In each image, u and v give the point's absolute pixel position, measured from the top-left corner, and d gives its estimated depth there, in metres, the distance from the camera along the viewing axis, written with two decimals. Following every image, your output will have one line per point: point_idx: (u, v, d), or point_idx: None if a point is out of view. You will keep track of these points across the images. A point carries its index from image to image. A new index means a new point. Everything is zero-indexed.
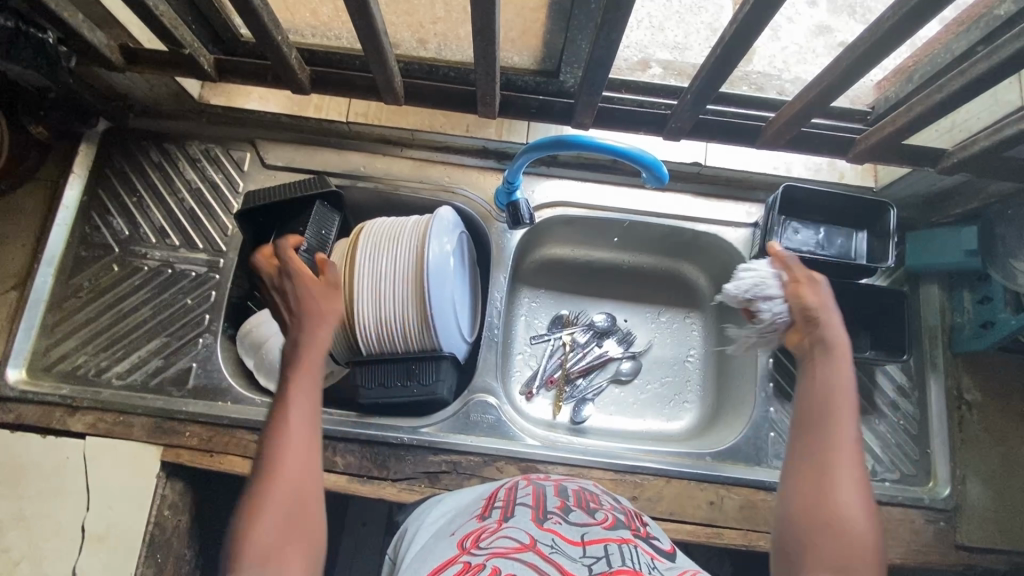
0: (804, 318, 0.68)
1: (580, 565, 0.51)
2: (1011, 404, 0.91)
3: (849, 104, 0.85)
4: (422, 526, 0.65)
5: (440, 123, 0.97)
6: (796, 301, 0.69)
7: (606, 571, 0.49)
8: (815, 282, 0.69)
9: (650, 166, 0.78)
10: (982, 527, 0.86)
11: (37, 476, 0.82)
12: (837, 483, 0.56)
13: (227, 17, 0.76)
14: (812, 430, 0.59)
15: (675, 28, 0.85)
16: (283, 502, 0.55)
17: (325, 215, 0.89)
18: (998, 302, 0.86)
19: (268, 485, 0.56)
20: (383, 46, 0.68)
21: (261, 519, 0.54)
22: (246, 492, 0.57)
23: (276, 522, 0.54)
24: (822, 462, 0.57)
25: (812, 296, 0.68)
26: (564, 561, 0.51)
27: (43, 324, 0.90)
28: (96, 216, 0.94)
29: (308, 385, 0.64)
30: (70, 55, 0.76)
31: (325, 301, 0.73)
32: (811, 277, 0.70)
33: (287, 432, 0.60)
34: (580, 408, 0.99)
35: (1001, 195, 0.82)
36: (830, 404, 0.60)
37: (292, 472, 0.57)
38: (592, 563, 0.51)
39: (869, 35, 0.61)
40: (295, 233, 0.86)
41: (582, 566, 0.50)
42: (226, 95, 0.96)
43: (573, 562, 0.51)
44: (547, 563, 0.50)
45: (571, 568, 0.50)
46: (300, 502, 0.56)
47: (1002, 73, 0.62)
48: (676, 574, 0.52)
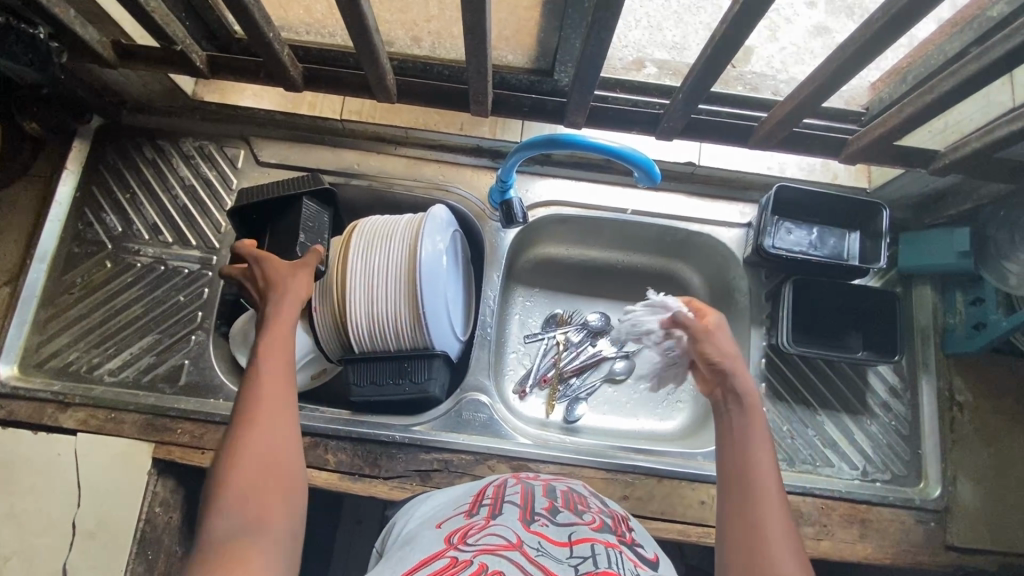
0: (712, 368, 0.69)
1: (566, 566, 0.51)
2: (1002, 405, 0.91)
3: (843, 104, 0.84)
4: (410, 521, 0.65)
5: (434, 121, 0.97)
6: (699, 355, 0.71)
7: (591, 572, 0.50)
8: (713, 332, 0.72)
9: (642, 165, 0.77)
10: (972, 527, 0.87)
11: (28, 473, 0.82)
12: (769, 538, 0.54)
13: (220, 15, 0.75)
14: (735, 489, 0.58)
15: (673, 27, 0.83)
16: (257, 455, 0.57)
17: (317, 212, 0.88)
18: (990, 304, 0.86)
19: (239, 449, 0.57)
20: (375, 45, 0.69)
21: (234, 476, 0.56)
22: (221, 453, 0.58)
23: (251, 475, 0.56)
24: (748, 514, 0.56)
25: (714, 349, 0.70)
26: (550, 563, 0.51)
27: (36, 320, 0.89)
28: (89, 212, 0.94)
29: (277, 351, 0.67)
30: (62, 50, 0.76)
31: (296, 281, 0.76)
32: (708, 327, 0.72)
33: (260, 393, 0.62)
34: (573, 408, 0.99)
35: (993, 198, 0.82)
36: (750, 456, 0.60)
37: (265, 431, 0.59)
38: (578, 564, 0.51)
39: (860, 35, 0.61)
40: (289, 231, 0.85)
41: (567, 567, 0.50)
42: (220, 91, 0.96)
43: (558, 564, 0.51)
44: (533, 564, 0.50)
45: (557, 569, 0.50)
46: (274, 455, 0.58)
47: (992, 74, 0.62)
48: None
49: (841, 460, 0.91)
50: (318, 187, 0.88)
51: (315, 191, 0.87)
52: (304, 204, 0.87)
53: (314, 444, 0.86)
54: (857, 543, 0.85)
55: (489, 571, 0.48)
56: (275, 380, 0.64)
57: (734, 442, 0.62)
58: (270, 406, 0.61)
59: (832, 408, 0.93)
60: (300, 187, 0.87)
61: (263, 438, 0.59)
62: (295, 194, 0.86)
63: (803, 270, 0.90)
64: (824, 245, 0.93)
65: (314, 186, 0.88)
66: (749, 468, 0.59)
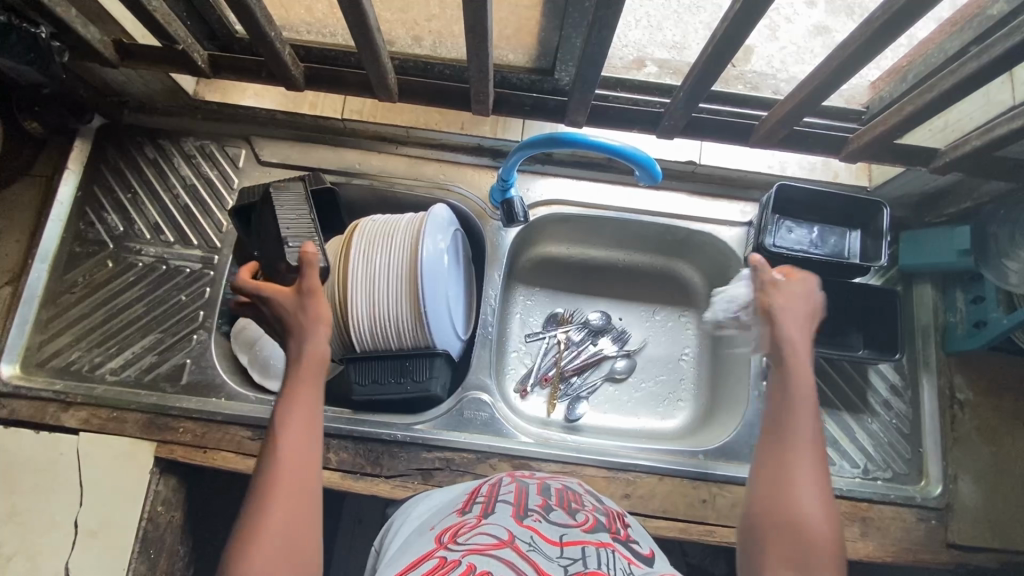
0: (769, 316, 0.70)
1: (556, 565, 0.51)
2: (1003, 402, 0.91)
3: (843, 104, 0.84)
4: (406, 520, 0.66)
5: (434, 121, 0.96)
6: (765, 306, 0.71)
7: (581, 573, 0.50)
8: (788, 286, 0.71)
9: (643, 164, 0.77)
10: (974, 525, 0.87)
11: (30, 472, 0.82)
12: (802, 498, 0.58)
13: (221, 13, 0.75)
14: (775, 450, 0.62)
15: (672, 27, 0.83)
16: (283, 513, 0.55)
17: (288, 199, 0.83)
18: (991, 302, 0.86)
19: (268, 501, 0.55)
20: (376, 45, 0.69)
21: (262, 535, 0.53)
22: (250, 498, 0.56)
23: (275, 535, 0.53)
24: (783, 457, 0.61)
25: (781, 301, 0.70)
26: (541, 560, 0.52)
27: (38, 320, 0.90)
28: (91, 212, 0.94)
29: (304, 395, 0.63)
30: (63, 50, 0.76)
31: (310, 311, 0.67)
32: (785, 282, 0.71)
33: (290, 439, 0.60)
34: (574, 407, 0.99)
35: (993, 197, 0.83)
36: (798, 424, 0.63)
37: (289, 488, 0.57)
38: (568, 564, 0.51)
39: (860, 34, 0.61)
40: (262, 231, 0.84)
41: (558, 566, 0.51)
42: (222, 91, 0.96)
43: (549, 561, 0.51)
44: (524, 561, 0.51)
45: (547, 567, 0.50)
46: (298, 515, 0.55)
47: (993, 72, 0.62)
48: None
49: (842, 458, 0.91)
50: (292, 187, 0.84)
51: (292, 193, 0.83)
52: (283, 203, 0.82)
53: None
54: (858, 541, 0.85)
55: (476, 572, 0.48)
56: (301, 431, 0.61)
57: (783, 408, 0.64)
58: (294, 461, 0.58)
59: (833, 407, 0.93)
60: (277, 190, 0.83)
61: (287, 495, 0.56)
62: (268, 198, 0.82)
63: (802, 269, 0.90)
64: (825, 244, 0.93)
65: (281, 188, 0.84)
66: (795, 434, 0.62)
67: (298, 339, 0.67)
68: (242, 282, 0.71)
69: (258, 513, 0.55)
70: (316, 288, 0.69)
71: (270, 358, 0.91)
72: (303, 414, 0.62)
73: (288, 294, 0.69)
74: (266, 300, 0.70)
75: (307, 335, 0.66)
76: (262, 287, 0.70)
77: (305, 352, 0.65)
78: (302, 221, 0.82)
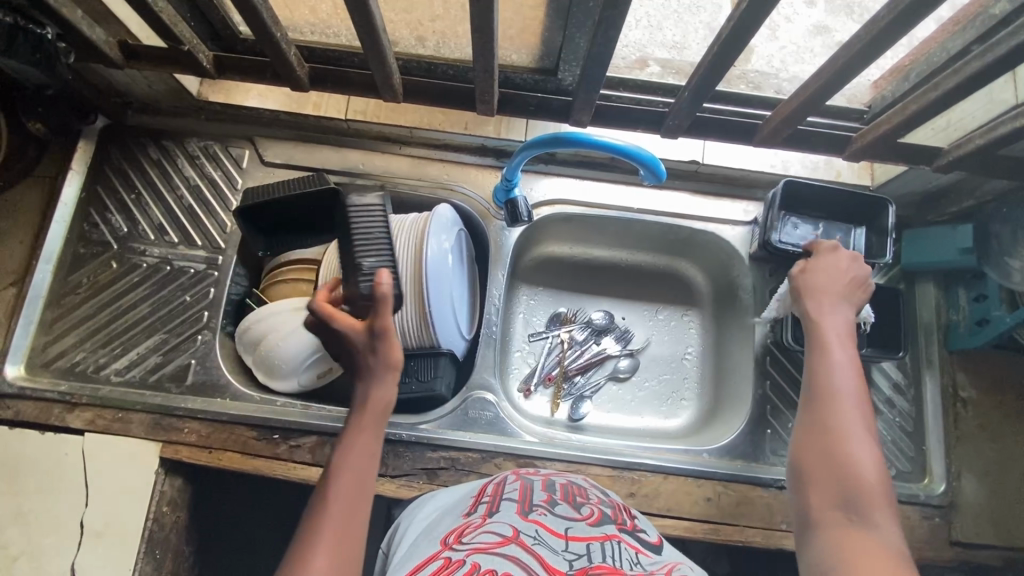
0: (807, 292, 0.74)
1: (561, 559, 0.52)
2: (1006, 400, 0.92)
3: (845, 103, 0.84)
4: (414, 520, 0.66)
5: (438, 121, 0.97)
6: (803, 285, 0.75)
7: (585, 567, 0.51)
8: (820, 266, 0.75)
9: (647, 163, 0.77)
10: (977, 522, 0.87)
11: (37, 472, 0.82)
12: (847, 445, 0.58)
13: (225, 14, 0.75)
14: (820, 394, 0.63)
15: (672, 27, 0.82)
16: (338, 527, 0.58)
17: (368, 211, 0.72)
18: (993, 301, 0.86)
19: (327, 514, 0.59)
20: (382, 46, 0.69)
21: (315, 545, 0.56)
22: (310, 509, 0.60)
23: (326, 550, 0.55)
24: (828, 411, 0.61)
25: (818, 278, 0.74)
26: (546, 553, 0.52)
27: (42, 320, 0.90)
28: (95, 213, 0.94)
29: (364, 437, 0.65)
30: (69, 50, 0.76)
31: (382, 354, 0.66)
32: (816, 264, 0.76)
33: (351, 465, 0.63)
34: (578, 405, 0.99)
35: (995, 195, 0.83)
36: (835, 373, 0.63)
37: (343, 517, 0.59)
38: (573, 559, 0.52)
39: (864, 34, 0.61)
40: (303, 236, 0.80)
41: (563, 560, 0.51)
42: (225, 92, 0.97)
43: (554, 555, 0.52)
44: (529, 554, 0.51)
45: (553, 562, 0.51)
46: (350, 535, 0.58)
47: (997, 71, 0.63)
48: (658, 568, 0.53)
49: None
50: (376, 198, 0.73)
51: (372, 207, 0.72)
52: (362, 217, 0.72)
53: (321, 443, 0.86)
54: None
55: (481, 572, 0.49)
56: (357, 473, 0.63)
57: (818, 359, 0.66)
58: (347, 500, 0.60)
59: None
60: (356, 204, 0.72)
61: (336, 530, 0.57)
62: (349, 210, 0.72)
63: None
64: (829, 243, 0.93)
65: (363, 198, 0.73)
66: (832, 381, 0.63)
67: (367, 382, 0.67)
68: (315, 304, 0.69)
69: (308, 540, 0.56)
70: (387, 331, 0.66)
71: (273, 361, 0.88)
72: (359, 455, 0.64)
73: (360, 330, 0.68)
74: (337, 331, 0.68)
75: (373, 380, 0.67)
76: (334, 314, 0.68)
77: (370, 398, 0.66)
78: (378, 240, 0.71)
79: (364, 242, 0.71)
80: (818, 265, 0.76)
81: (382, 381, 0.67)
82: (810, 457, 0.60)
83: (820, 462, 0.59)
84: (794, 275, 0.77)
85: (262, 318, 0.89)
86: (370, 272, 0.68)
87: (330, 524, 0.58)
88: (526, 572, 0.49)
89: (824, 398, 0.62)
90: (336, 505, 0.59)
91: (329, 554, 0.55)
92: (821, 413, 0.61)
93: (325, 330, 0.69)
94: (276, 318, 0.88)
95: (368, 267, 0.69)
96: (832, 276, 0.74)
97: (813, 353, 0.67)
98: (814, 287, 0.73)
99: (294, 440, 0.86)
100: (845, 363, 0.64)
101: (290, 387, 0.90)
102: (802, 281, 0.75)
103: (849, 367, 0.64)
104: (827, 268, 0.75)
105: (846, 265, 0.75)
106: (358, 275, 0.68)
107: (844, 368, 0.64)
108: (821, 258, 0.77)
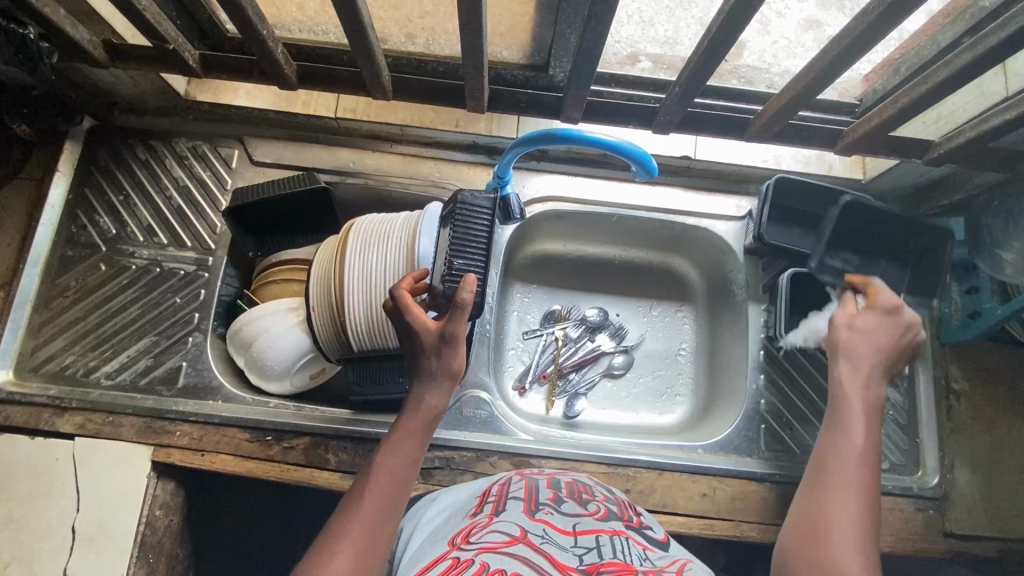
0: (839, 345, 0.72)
1: (571, 555, 0.52)
2: (998, 391, 0.92)
3: (836, 96, 0.84)
4: (425, 521, 0.65)
5: (429, 119, 0.96)
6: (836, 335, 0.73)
7: (596, 562, 0.50)
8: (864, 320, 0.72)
9: (639, 159, 0.77)
10: (971, 514, 0.88)
11: (27, 477, 0.81)
12: (840, 532, 0.58)
13: (212, 12, 0.75)
14: (822, 465, 0.64)
15: (665, 23, 0.79)
16: (364, 531, 0.57)
17: (472, 211, 0.77)
18: (985, 293, 0.87)
19: (357, 513, 0.58)
20: (370, 43, 0.68)
21: (338, 547, 0.55)
22: (339, 509, 0.60)
23: (349, 554, 0.55)
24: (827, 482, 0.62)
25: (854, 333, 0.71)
26: (555, 551, 0.52)
27: (31, 324, 0.89)
28: (82, 215, 0.93)
29: (407, 445, 0.64)
30: (52, 50, 0.75)
31: (448, 359, 0.66)
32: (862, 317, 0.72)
33: (382, 470, 0.62)
34: (573, 403, 0.99)
35: (988, 186, 0.82)
36: (847, 459, 0.63)
37: (370, 521, 0.58)
38: (583, 553, 0.52)
39: (854, 27, 0.61)
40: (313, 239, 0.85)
41: (573, 556, 0.51)
42: (213, 91, 0.95)
43: (564, 552, 0.52)
44: (537, 553, 0.51)
45: (562, 558, 0.51)
46: (373, 537, 0.57)
47: (988, 63, 0.62)
48: (667, 564, 0.53)
49: None
50: (488, 200, 0.78)
51: (480, 208, 0.77)
52: (470, 214, 0.77)
53: (315, 444, 0.85)
54: None
55: (490, 570, 0.48)
56: (392, 477, 0.62)
57: (838, 441, 0.65)
58: (380, 504, 0.60)
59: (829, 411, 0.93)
60: (467, 199, 0.77)
61: (362, 534, 0.57)
62: (458, 204, 0.77)
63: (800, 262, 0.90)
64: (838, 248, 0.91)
65: (475, 195, 0.77)
66: (841, 465, 0.63)
67: (424, 384, 0.67)
68: (395, 290, 0.68)
69: (333, 540, 0.56)
70: (457, 338, 0.66)
71: (264, 363, 0.87)
72: (397, 462, 0.63)
73: (431, 331, 0.67)
74: (407, 324, 0.67)
75: (431, 385, 0.67)
76: (411, 307, 0.67)
77: (424, 402, 0.66)
78: (476, 240, 0.77)
79: (461, 241, 0.76)
80: (865, 321, 0.72)
81: (436, 389, 0.66)
82: (804, 534, 0.59)
83: (809, 539, 0.58)
84: (839, 322, 0.73)
85: (254, 318, 0.88)
86: (458, 272, 0.74)
87: (357, 528, 0.57)
88: (537, 571, 0.49)
89: (833, 482, 0.62)
90: (367, 509, 0.59)
91: (352, 560, 0.54)
92: (821, 501, 0.61)
93: (396, 320, 0.69)
94: (271, 318, 0.87)
95: (457, 268, 0.74)
96: (873, 338, 0.70)
97: (836, 431, 0.66)
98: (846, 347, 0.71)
99: (286, 441, 0.85)
100: (865, 452, 0.63)
101: (284, 388, 0.90)
102: (841, 336, 0.72)
103: (863, 450, 0.64)
104: (872, 328, 0.71)
105: (889, 329, 0.71)
106: (446, 274, 0.73)
107: (856, 453, 0.64)
108: (875, 313, 0.72)
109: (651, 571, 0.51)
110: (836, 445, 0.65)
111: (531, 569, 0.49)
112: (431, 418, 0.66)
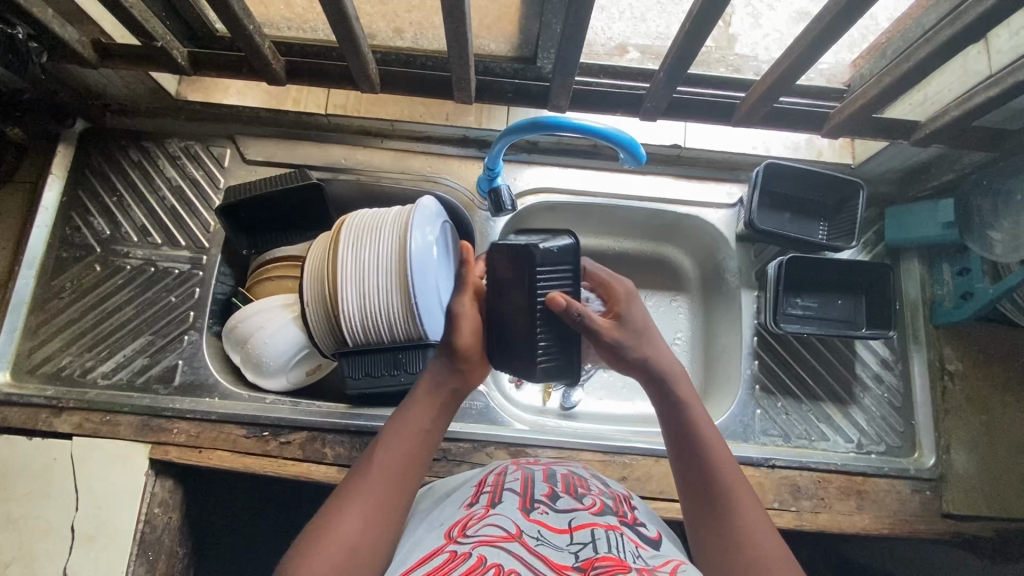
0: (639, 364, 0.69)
1: (566, 553, 0.51)
2: (992, 371, 0.92)
3: (824, 83, 0.84)
4: (420, 508, 0.66)
5: (420, 113, 0.97)
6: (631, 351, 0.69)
7: (591, 558, 0.50)
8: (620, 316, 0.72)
9: (627, 146, 0.78)
10: (969, 494, 0.87)
11: (25, 477, 0.82)
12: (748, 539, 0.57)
13: (200, 12, 0.76)
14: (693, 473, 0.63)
15: (657, 18, 0.82)
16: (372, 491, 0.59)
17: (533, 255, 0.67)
18: (977, 273, 0.87)
19: (366, 477, 0.60)
20: (357, 38, 0.69)
21: (349, 507, 0.57)
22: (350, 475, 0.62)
23: (361, 511, 0.57)
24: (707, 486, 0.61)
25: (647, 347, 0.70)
26: (550, 551, 0.52)
27: (27, 326, 0.89)
28: (76, 217, 0.94)
29: (417, 416, 0.66)
30: (41, 50, 0.75)
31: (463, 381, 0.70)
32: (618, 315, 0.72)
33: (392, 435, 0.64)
34: (569, 394, 1.00)
35: (975, 166, 0.84)
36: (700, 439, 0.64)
37: (380, 483, 0.60)
38: (578, 550, 0.52)
39: (831, 8, 0.62)
40: (314, 245, 0.87)
41: (569, 555, 0.51)
42: (204, 91, 0.95)
43: (559, 551, 0.52)
44: (533, 554, 0.51)
45: (558, 558, 0.51)
46: (382, 495, 0.59)
47: (964, 41, 0.63)
48: (660, 563, 0.53)
49: (836, 434, 0.92)
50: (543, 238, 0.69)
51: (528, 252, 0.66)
52: (536, 268, 0.66)
53: (312, 438, 0.86)
54: (855, 515, 0.86)
55: (487, 565, 0.48)
56: (406, 441, 0.63)
57: (682, 433, 0.65)
58: (393, 463, 0.61)
59: (821, 400, 0.93)
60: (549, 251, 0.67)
61: (374, 494, 0.58)
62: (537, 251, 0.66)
63: (798, 247, 0.90)
64: (810, 264, 0.91)
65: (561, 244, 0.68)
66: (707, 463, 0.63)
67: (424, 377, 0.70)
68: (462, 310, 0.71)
69: (344, 502, 0.58)
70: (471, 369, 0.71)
71: (260, 358, 0.87)
72: (412, 429, 0.64)
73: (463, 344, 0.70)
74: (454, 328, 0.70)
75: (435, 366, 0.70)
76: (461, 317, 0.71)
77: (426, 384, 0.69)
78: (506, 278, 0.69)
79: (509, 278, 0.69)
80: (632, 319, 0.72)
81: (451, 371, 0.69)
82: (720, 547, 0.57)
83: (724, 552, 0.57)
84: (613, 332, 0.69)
85: (247, 316, 0.88)
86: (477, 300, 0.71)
87: (367, 493, 0.58)
88: (532, 571, 0.48)
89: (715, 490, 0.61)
90: (378, 469, 0.61)
91: (360, 525, 0.56)
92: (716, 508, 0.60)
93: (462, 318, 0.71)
94: (266, 314, 0.88)
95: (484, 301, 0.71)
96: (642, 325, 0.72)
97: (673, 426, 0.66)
98: (626, 351, 0.69)
99: (283, 436, 0.86)
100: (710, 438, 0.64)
101: (280, 385, 0.91)
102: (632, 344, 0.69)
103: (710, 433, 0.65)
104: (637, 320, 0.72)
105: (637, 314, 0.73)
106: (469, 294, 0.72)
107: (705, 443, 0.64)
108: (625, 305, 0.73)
109: (644, 569, 0.51)
110: (685, 438, 0.65)
111: (527, 569, 0.48)
112: (452, 392, 0.69)
